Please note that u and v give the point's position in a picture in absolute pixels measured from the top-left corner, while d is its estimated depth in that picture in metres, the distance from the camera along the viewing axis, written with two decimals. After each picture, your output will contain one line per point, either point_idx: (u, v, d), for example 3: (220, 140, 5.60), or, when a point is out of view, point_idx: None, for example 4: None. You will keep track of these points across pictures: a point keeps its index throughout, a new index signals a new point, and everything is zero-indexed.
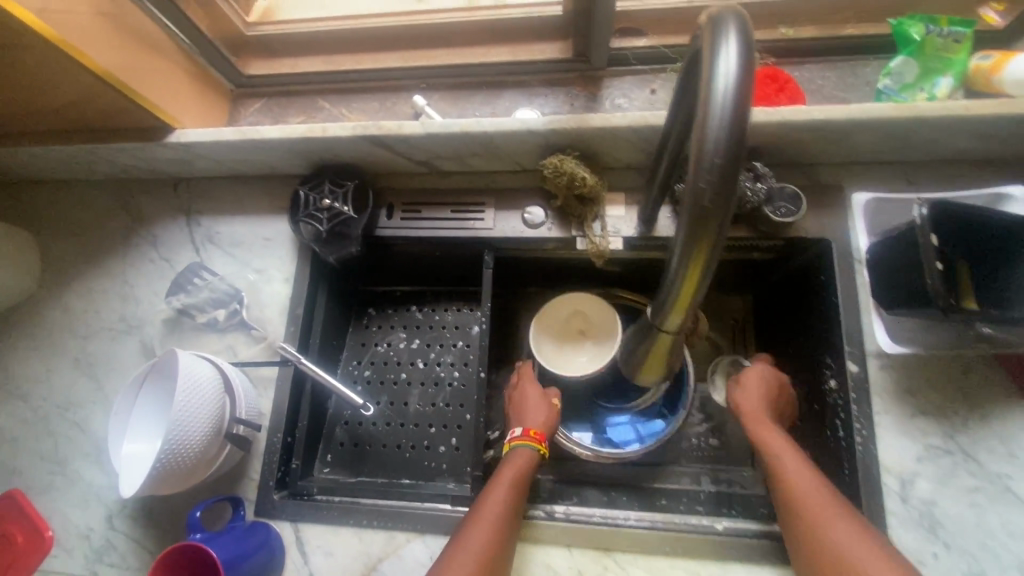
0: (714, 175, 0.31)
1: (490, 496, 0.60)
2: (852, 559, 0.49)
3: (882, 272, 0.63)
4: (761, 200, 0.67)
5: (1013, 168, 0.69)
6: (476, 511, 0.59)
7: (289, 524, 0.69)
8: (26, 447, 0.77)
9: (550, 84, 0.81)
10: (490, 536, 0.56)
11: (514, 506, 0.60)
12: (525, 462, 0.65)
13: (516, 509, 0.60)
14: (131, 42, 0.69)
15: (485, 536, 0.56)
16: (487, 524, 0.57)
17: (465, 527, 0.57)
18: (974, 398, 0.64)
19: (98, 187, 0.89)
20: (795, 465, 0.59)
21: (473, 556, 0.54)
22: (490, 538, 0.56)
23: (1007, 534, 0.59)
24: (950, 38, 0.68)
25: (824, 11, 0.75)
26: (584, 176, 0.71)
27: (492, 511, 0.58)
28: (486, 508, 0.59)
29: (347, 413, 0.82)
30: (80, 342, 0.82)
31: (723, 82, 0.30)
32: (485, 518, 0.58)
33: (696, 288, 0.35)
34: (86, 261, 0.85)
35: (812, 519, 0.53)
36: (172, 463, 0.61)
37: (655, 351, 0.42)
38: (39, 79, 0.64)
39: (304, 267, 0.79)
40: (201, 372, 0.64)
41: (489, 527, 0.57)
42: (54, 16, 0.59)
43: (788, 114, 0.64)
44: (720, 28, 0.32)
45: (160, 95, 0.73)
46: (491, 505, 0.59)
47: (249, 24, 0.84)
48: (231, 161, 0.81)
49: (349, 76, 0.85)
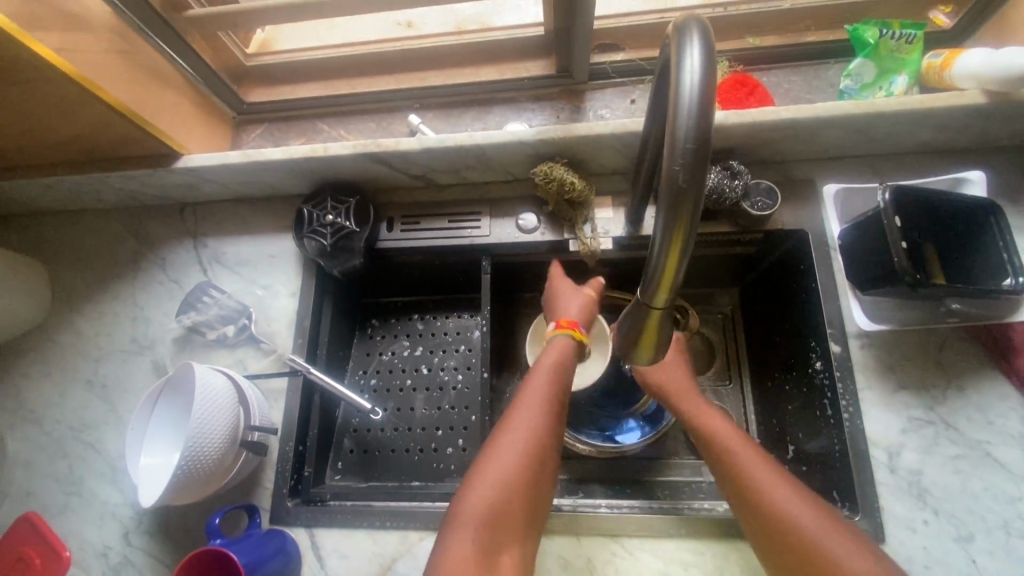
0: (686, 160, 0.35)
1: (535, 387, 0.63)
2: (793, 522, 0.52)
3: (855, 256, 0.67)
4: (738, 196, 0.72)
5: (968, 157, 0.74)
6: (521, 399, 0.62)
7: (304, 529, 0.71)
8: (41, 470, 0.79)
9: (537, 99, 0.86)
10: (539, 418, 0.59)
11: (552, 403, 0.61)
12: (562, 351, 0.67)
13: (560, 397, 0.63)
14: (140, 73, 0.73)
15: (532, 420, 0.59)
16: (532, 408, 0.60)
17: (512, 413, 0.61)
18: (950, 370, 0.68)
19: (106, 215, 0.92)
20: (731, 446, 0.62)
21: (519, 440, 0.57)
22: (536, 422, 0.59)
23: (991, 497, 0.63)
24: (903, 40, 0.74)
25: (786, 21, 0.81)
26: (573, 181, 0.75)
27: (537, 397, 0.61)
28: (530, 396, 0.62)
29: (355, 421, 0.85)
30: (92, 365, 0.84)
31: (689, 81, 0.35)
32: (532, 404, 0.61)
33: (679, 264, 0.38)
34: (96, 286, 0.88)
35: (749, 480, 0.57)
36: (192, 470, 0.63)
37: (647, 328, 0.45)
38: (55, 111, 0.68)
39: (309, 281, 0.82)
40: (216, 383, 0.67)
41: (535, 409, 0.60)
42: (70, 51, 0.63)
43: (757, 115, 0.69)
44: (685, 35, 0.37)
45: (168, 123, 0.77)
46: (536, 391, 0.62)
47: (249, 55, 0.89)
48: (236, 184, 0.85)
49: (345, 99, 0.89)
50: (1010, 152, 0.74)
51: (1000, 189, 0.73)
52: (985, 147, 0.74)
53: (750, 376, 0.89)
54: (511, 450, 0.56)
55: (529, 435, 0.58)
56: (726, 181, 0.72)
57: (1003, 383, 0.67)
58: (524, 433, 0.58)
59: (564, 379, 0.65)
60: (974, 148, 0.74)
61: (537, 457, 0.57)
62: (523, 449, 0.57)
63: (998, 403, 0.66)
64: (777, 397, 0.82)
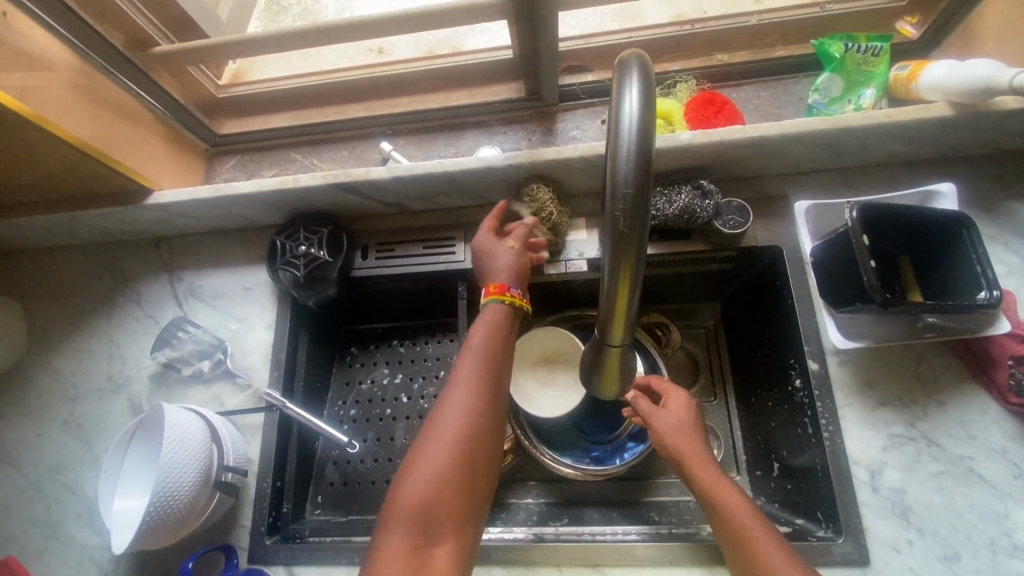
0: (627, 204, 0.34)
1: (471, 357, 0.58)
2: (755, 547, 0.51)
3: (828, 274, 0.67)
4: (709, 215, 0.72)
5: (939, 168, 0.74)
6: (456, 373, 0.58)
7: (282, 568, 0.70)
8: (17, 514, 0.78)
9: (508, 122, 0.86)
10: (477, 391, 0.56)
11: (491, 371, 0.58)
12: (499, 318, 0.63)
13: (500, 366, 0.59)
14: (106, 112, 0.73)
15: (469, 395, 0.55)
16: (467, 387, 0.56)
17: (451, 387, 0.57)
18: (930, 385, 0.67)
19: (82, 251, 0.92)
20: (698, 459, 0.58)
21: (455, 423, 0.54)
22: (475, 396, 0.55)
23: (975, 514, 0.62)
24: (870, 53, 0.74)
25: (753, 37, 0.81)
26: (551, 211, 0.75)
27: (474, 371, 0.57)
28: (467, 369, 0.57)
29: (335, 453, 0.84)
30: (68, 404, 0.83)
31: (628, 123, 0.34)
32: (468, 378, 0.57)
33: (628, 304, 0.38)
34: (72, 324, 0.87)
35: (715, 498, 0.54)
36: (162, 514, 0.62)
37: (608, 363, 0.45)
38: (20, 155, 0.68)
39: (285, 313, 0.82)
40: (188, 424, 0.66)
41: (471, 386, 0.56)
42: (31, 95, 0.63)
43: (723, 134, 0.69)
44: (625, 74, 0.36)
45: (138, 160, 0.77)
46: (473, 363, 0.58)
47: (220, 86, 0.89)
48: (209, 217, 0.84)
49: (318, 128, 0.89)
50: (981, 161, 0.74)
51: (971, 199, 0.72)
52: (956, 157, 0.74)
53: (734, 392, 0.88)
54: (446, 432, 0.53)
55: (465, 412, 0.54)
56: (697, 201, 0.72)
57: (983, 396, 0.66)
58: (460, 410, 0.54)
59: (504, 347, 0.61)
60: (945, 158, 0.74)
61: (475, 437, 0.54)
62: (459, 434, 0.53)
63: (979, 417, 0.65)
64: (760, 414, 0.81)
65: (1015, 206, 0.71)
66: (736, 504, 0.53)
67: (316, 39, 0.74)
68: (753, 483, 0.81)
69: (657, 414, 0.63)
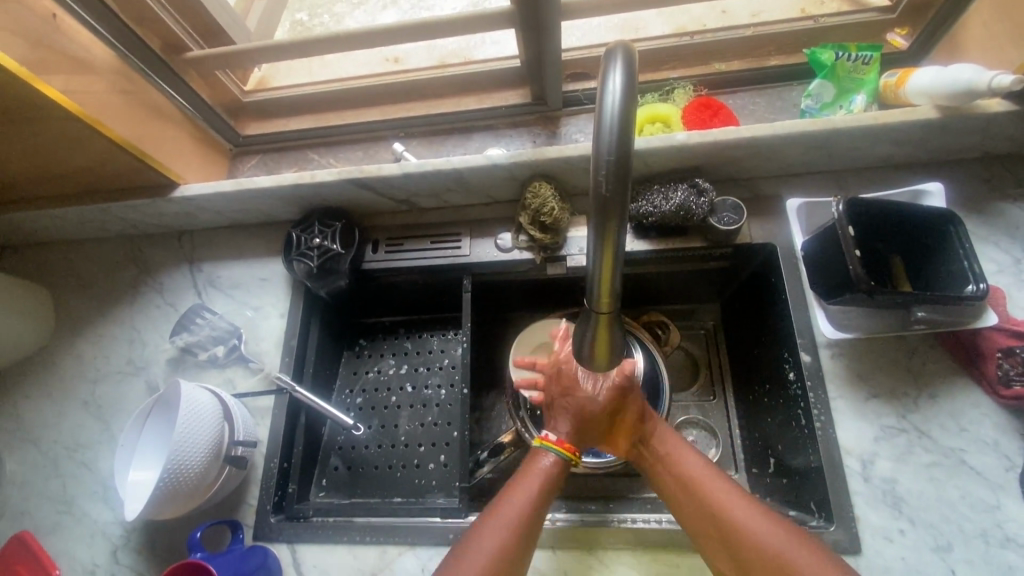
0: (609, 171, 0.38)
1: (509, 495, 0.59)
2: (741, 526, 0.53)
3: (818, 267, 0.69)
4: (705, 212, 0.75)
5: (930, 169, 0.77)
6: (489, 514, 0.58)
7: (286, 546, 0.72)
8: (36, 489, 0.81)
9: (515, 126, 0.91)
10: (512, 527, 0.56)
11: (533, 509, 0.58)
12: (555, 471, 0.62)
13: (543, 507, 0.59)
14: (142, 111, 0.79)
15: (497, 542, 0.55)
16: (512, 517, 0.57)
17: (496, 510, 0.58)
18: (922, 379, 0.68)
19: (110, 243, 0.97)
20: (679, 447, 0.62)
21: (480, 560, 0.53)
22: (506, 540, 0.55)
23: (967, 505, 0.62)
24: (860, 61, 0.77)
25: (749, 47, 0.86)
26: (554, 206, 0.78)
27: (511, 510, 0.57)
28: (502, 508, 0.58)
29: (341, 438, 0.87)
30: (89, 386, 0.87)
31: (610, 100, 0.38)
32: (502, 521, 0.56)
33: (613, 271, 0.41)
34: (97, 310, 0.92)
35: (696, 479, 0.59)
36: (175, 484, 0.65)
37: (597, 336, 0.47)
38: (62, 147, 0.74)
39: (298, 302, 0.86)
40: (202, 400, 0.70)
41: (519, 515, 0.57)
42: (74, 94, 0.69)
43: (717, 135, 0.72)
44: (611, 61, 0.40)
45: (167, 156, 0.83)
46: (515, 500, 0.58)
47: (245, 92, 0.94)
48: (230, 211, 0.89)
49: (335, 130, 0.95)
50: (972, 164, 0.76)
51: (962, 201, 0.74)
52: (946, 160, 0.77)
53: (732, 390, 0.89)
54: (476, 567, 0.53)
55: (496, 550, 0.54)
56: (693, 198, 0.75)
57: (974, 391, 0.67)
58: (489, 556, 0.54)
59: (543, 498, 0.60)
60: (936, 161, 0.77)
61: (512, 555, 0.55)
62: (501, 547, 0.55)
63: (971, 410, 0.66)
64: (756, 410, 0.82)
65: (1003, 206, 0.73)
66: (757, 528, 0.53)
67: (335, 45, 0.79)
68: (750, 480, 0.81)
69: (561, 425, 0.64)
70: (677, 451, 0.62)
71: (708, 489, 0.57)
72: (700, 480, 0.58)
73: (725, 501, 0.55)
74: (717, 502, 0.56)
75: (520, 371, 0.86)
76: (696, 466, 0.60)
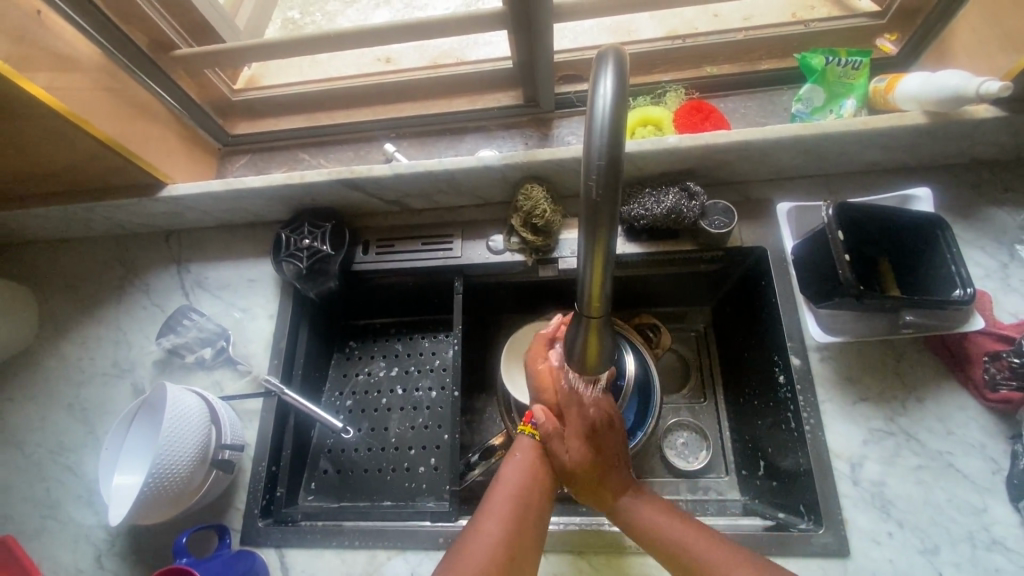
0: (600, 175, 0.38)
1: (498, 493, 0.60)
2: None
3: (808, 270, 0.69)
4: (696, 215, 0.75)
5: (917, 174, 0.77)
6: (488, 501, 0.59)
7: (274, 550, 0.71)
8: (18, 493, 0.80)
9: (507, 128, 0.91)
10: (509, 521, 0.57)
11: (528, 497, 0.60)
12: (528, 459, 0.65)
13: (540, 495, 0.61)
14: (129, 109, 0.78)
15: (498, 524, 0.56)
16: (510, 503, 0.59)
17: (494, 498, 0.60)
18: (910, 383, 0.69)
19: (95, 243, 0.96)
20: (669, 523, 0.60)
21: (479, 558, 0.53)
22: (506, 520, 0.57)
23: (955, 508, 0.63)
24: (850, 67, 0.78)
25: (740, 51, 0.86)
26: (546, 208, 0.78)
27: (510, 497, 0.59)
28: (493, 503, 0.59)
29: (330, 441, 0.86)
30: (73, 388, 0.86)
31: (601, 104, 0.38)
32: (501, 504, 0.59)
33: (603, 276, 0.41)
34: (82, 311, 0.91)
35: (696, 558, 0.56)
36: (159, 489, 0.64)
37: (589, 341, 0.47)
38: (46, 145, 0.73)
39: (287, 303, 0.85)
40: (189, 403, 0.69)
41: (514, 500, 0.59)
42: (60, 92, 0.68)
43: (708, 138, 0.72)
44: (602, 65, 0.40)
45: (154, 155, 0.82)
46: (510, 488, 0.60)
47: (235, 90, 0.93)
48: (219, 211, 0.88)
49: (325, 130, 0.94)
50: (958, 169, 0.77)
51: (950, 205, 0.75)
52: (934, 164, 0.77)
53: (723, 392, 0.89)
54: (477, 560, 0.53)
55: (497, 540, 0.55)
56: (684, 201, 0.75)
57: (961, 394, 0.68)
58: (492, 536, 0.55)
59: (535, 490, 0.61)
60: (924, 167, 0.77)
61: (515, 537, 0.56)
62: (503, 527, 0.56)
63: (957, 413, 0.67)
64: (747, 413, 0.82)
65: (991, 211, 0.74)
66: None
67: (324, 45, 0.78)
68: (740, 483, 0.82)
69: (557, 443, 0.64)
70: (653, 515, 0.60)
71: (711, 564, 0.55)
72: (676, 540, 0.58)
73: (706, 559, 0.55)
74: (699, 561, 0.55)
75: (512, 373, 0.85)
76: (674, 530, 0.59)
